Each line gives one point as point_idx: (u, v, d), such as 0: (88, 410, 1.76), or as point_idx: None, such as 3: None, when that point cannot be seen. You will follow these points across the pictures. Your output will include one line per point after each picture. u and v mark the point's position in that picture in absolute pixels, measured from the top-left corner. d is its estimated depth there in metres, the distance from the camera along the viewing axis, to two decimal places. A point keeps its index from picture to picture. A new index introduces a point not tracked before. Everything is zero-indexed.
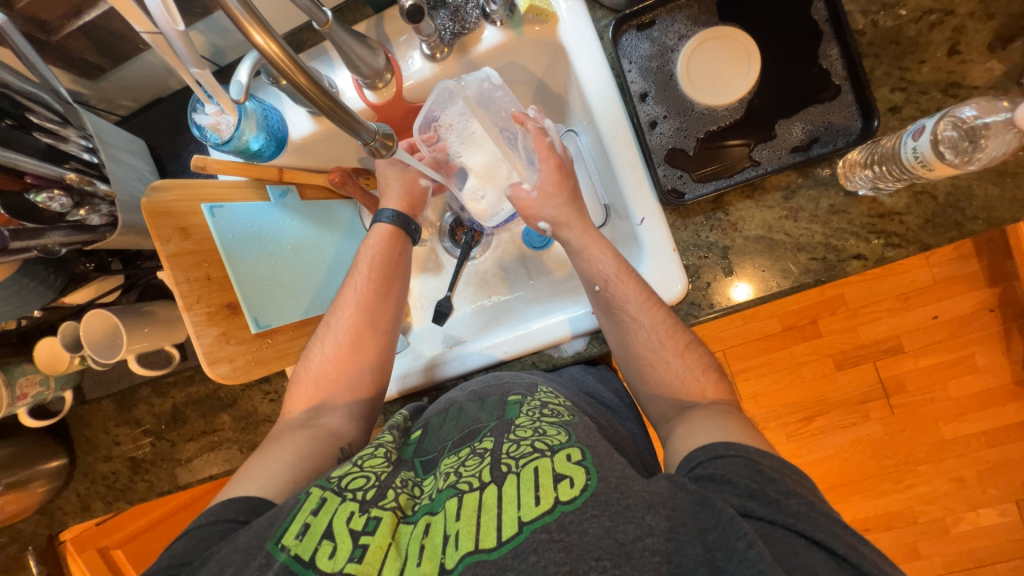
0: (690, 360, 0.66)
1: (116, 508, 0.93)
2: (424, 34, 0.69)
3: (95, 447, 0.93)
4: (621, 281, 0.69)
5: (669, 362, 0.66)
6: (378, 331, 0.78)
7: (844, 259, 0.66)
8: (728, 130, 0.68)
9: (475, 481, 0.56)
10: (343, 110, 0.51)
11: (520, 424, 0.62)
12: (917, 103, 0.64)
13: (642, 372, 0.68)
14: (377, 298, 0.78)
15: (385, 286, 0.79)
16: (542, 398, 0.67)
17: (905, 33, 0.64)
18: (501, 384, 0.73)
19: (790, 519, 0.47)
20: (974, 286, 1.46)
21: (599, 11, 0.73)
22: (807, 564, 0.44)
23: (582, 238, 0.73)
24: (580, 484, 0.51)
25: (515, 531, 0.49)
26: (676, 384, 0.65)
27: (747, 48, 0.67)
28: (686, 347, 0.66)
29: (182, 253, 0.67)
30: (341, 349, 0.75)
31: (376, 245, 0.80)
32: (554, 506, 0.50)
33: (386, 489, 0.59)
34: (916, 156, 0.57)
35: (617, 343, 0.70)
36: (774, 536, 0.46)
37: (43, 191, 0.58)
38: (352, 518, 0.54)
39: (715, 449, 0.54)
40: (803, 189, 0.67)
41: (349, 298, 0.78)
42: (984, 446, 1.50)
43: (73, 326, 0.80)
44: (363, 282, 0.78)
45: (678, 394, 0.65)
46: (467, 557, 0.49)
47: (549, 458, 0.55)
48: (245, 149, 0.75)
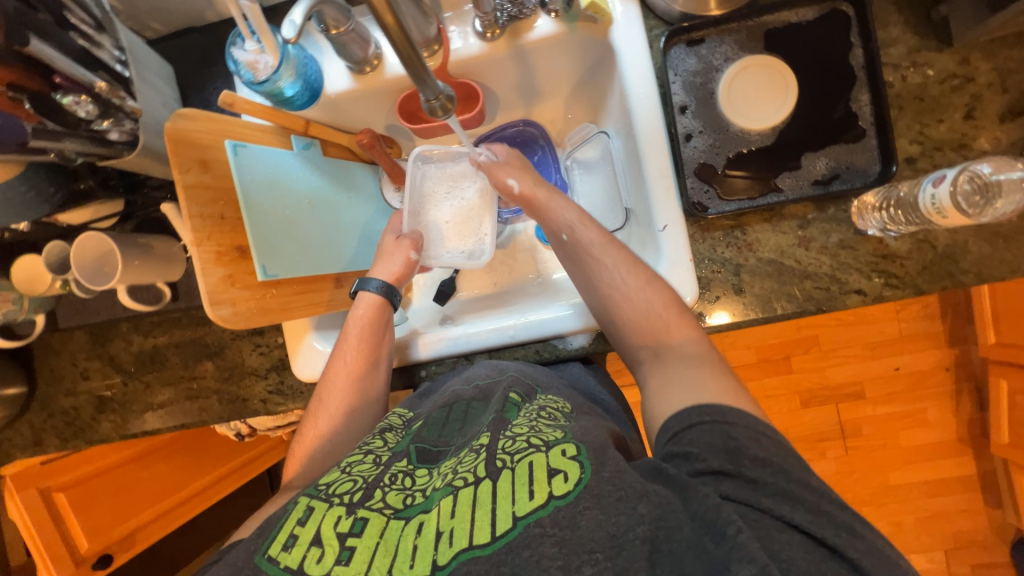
0: (652, 294, 0.67)
1: (72, 446, 0.88)
2: (481, 10, 0.70)
3: (60, 379, 0.87)
4: (583, 226, 0.74)
5: (632, 297, 0.68)
6: (372, 402, 0.75)
7: (845, 292, 0.70)
8: (758, 153, 0.71)
9: (470, 476, 0.56)
10: (417, 59, 0.48)
11: (517, 423, 0.62)
12: (931, 158, 0.69)
13: (610, 311, 0.70)
14: (365, 367, 0.75)
15: (375, 357, 0.76)
16: (542, 403, 0.67)
17: (929, 91, 0.69)
18: (505, 379, 0.73)
19: (768, 498, 0.49)
20: (935, 345, 1.57)
21: (652, 20, 0.75)
22: (783, 546, 0.45)
23: (549, 192, 0.79)
24: (574, 478, 0.52)
25: (510, 526, 0.49)
26: (642, 319, 0.67)
27: (786, 80, 0.69)
28: (648, 282, 0.68)
29: (199, 186, 0.65)
30: (333, 421, 0.73)
31: (363, 315, 0.78)
32: (548, 500, 0.51)
33: (373, 490, 0.58)
34: (933, 203, 0.60)
35: (583, 285, 0.73)
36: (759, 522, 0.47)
37: (69, 94, 0.53)
38: (339, 521, 0.54)
39: (691, 416, 0.55)
40: (816, 221, 0.71)
41: (337, 373, 0.75)
42: (924, 496, 1.60)
43: (60, 247, 0.76)
44: (351, 353, 0.75)
45: (646, 329, 0.67)
46: (460, 554, 0.49)
47: (544, 453, 0.55)
48: (278, 94, 0.75)
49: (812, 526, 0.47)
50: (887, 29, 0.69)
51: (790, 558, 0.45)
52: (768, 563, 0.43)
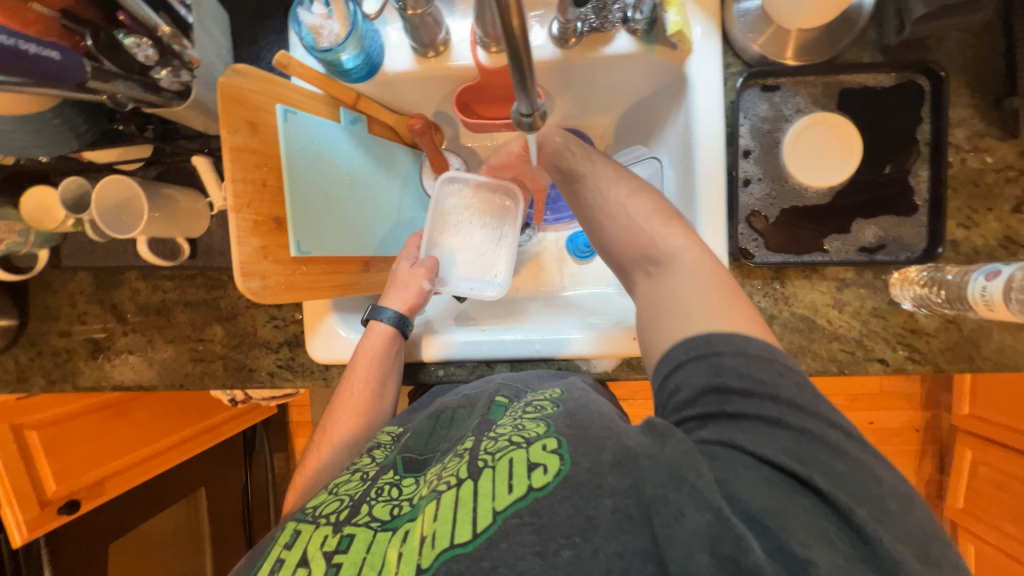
0: (636, 207, 0.64)
1: (58, 390, 0.84)
2: (565, 18, 0.67)
3: (55, 319, 0.83)
4: (597, 172, 0.68)
5: (616, 214, 0.64)
6: (375, 428, 0.75)
7: (869, 358, 0.72)
8: (811, 211, 0.71)
9: (452, 479, 0.55)
10: (528, 70, 0.43)
11: (502, 423, 0.61)
12: (974, 243, 0.70)
13: (600, 233, 0.66)
14: (370, 399, 0.74)
15: (381, 389, 0.74)
16: (531, 401, 0.64)
17: (984, 177, 0.70)
18: (492, 387, 0.72)
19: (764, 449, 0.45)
20: (910, 405, 1.63)
21: (730, 57, 0.74)
22: (750, 489, 0.43)
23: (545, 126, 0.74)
24: (554, 469, 0.50)
25: (490, 522, 0.49)
26: (626, 235, 0.63)
27: (853, 143, 0.69)
28: (632, 196, 0.65)
29: (246, 149, 0.62)
30: (336, 448, 0.73)
31: (372, 346, 0.75)
32: (526, 493, 0.49)
33: (359, 506, 0.58)
34: (982, 294, 0.62)
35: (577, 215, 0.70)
36: (721, 460, 0.45)
37: (131, 35, 0.50)
38: (326, 539, 0.55)
39: (680, 356, 0.51)
40: (853, 285, 0.72)
41: (341, 402, 0.74)
42: None
43: (79, 184, 0.71)
44: (358, 387, 0.73)
45: (637, 245, 0.62)
46: (443, 554, 0.48)
47: (525, 449, 0.53)
48: (338, 63, 0.71)
49: (790, 460, 0.43)
50: (957, 108, 0.70)
51: (751, 498, 0.42)
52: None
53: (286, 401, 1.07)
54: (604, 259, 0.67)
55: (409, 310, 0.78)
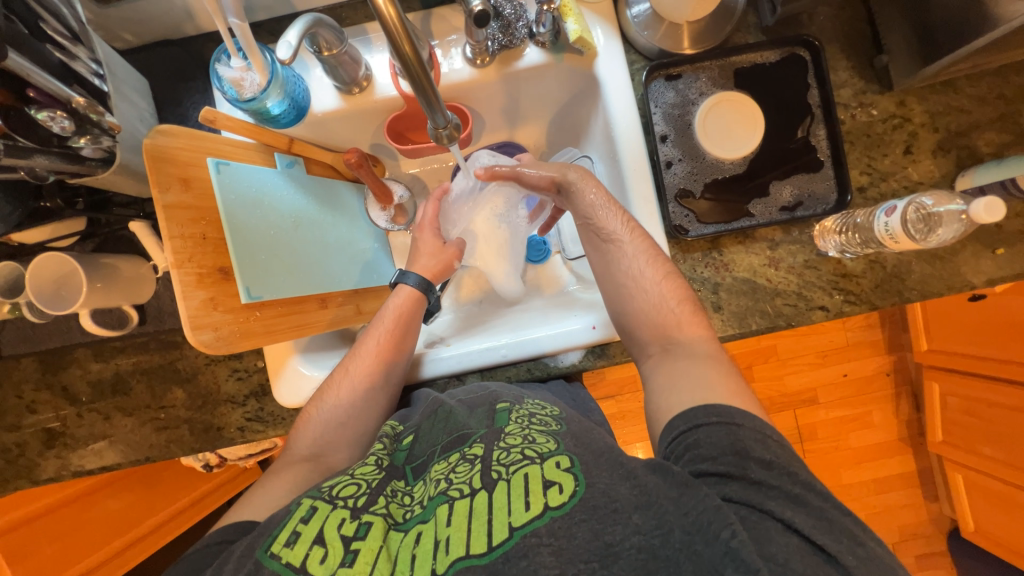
0: (666, 288, 0.69)
1: (13, 488, 0.79)
2: (474, 40, 0.72)
3: (2, 413, 0.79)
4: (629, 235, 0.72)
5: (646, 291, 0.70)
6: (391, 381, 0.76)
7: (811, 308, 0.77)
8: (731, 181, 0.77)
9: (466, 488, 0.58)
10: (430, 89, 0.48)
11: (510, 432, 0.64)
12: (878, 187, 0.77)
13: (624, 301, 0.72)
14: (391, 351, 0.76)
15: (401, 346, 0.76)
16: (531, 408, 0.69)
17: (874, 128, 0.77)
18: (488, 394, 0.73)
19: (767, 502, 0.50)
20: (876, 352, 1.72)
21: (632, 54, 0.81)
22: (781, 550, 0.46)
23: (580, 172, 0.77)
24: (569, 490, 0.54)
25: (506, 536, 0.51)
26: (653, 312, 0.69)
27: (755, 115, 0.74)
28: (666, 276, 0.70)
29: (180, 205, 0.62)
30: (352, 393, 0.73)
31: (400, 305, 0.80)
32: (544, 511, 0.52)
33: (376, 497, 0.60)
34: (886, 230, 0.68)
35: (603, 272, 0.75)
36: (750, 519, 0.49)
37: (43, 109, 0.50)
38: (343, 524, 0.55)
39: (701, 416, 0.56)
40: (783, 244, 0.77)
41: (364, 349, 0.75)
42: (873, 492, 1.74)
43: (11, 268, 0.70)
44: (382, 339, 0.76)
45: (659, 325, 0.69)
46: (458, 562, 0.51)
47: (539, 465, 0.57)
48: (264, 112, 0.73)
49: (815, 533, 0.48)
50: (838, 72, 0.78)
51: (786, 561, 0.46)
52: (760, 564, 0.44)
53: (264, 457, 1.03)
54: (621, 330, 0.74)
55: (433, 275, 0.84)
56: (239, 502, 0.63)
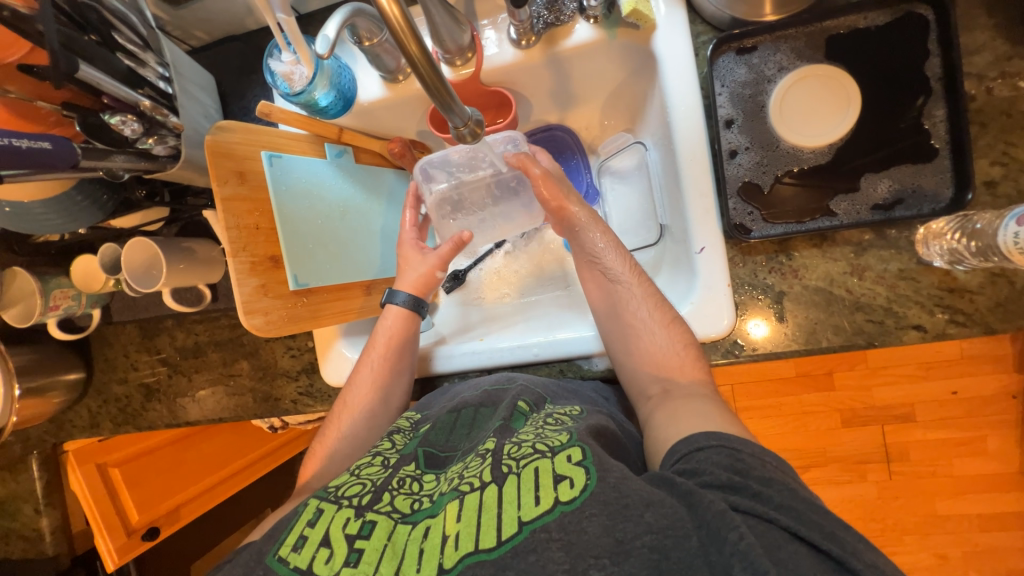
0: (672, 334, 0.65)
1: (123, 430, 0.94)
2: (517, 19, 0.67)
3: (114, 368, 0.94)
4: (636, 280, 0.69)
5: (653, 332, 0.66)
6: (389, 406, 0.76)
7: (902, 327, 0.64)
8: (810, 174, 0.65)
9: (475, 482, 0.55)
10: (443, 88, 0.47)
11: (523, 429, 0.61)
12: (1015, 181, 0.61)
13: (629, 341, 0.68)
14: (386, 374, 0.76)
15: (396, 368, 0.77)
16: (549, 412, 0.65)
17: (1019, 105, 0.61)
18: (514, 388, 0.71)
19: (774, 512, 0.45)
20: (1001, 369, 1.44)
21: (699, 25, 0.70)
22: (792, 558, 0.42)
23: (590, 216, 0.74)
24: (580, 484, 0.50)
25: (516, 530, 0.48)
26: (658, 358, 0.65)
27: (850, 94, 0.63)
28: (672, 322, 0.66)
29: (236, 198, 0.67)
30: (353, 420, 0.74)
31: (392, 327, 0.78)
32: (554, 506, 0.49)
33: (381, 493, 0.58)
34: (1016, 241, 0.54)
35: (608, 315, 0.70)
36: (760, 530, 0.44)
37: (116, 114, 0.55)
38: (349, 523, 0.55)
39: (700, 439, 0.52)
40: (873, 248, 0.65)
41: (361, 373, 0.76)
42: (977, 529, 1.49)
43: (113, 248, 0.81)
44: (375, 358, 0.76)
45: (661, 367, 0.65)
46: (468, 557, 0.48)
47: (550, 459, 0.54)
48: (313, 104, 0.75)
49: None
50: (973, 33, 0.62)
51: None
52: (770, 567, 0.40)
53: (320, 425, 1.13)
54: (622, 380, 0.70)
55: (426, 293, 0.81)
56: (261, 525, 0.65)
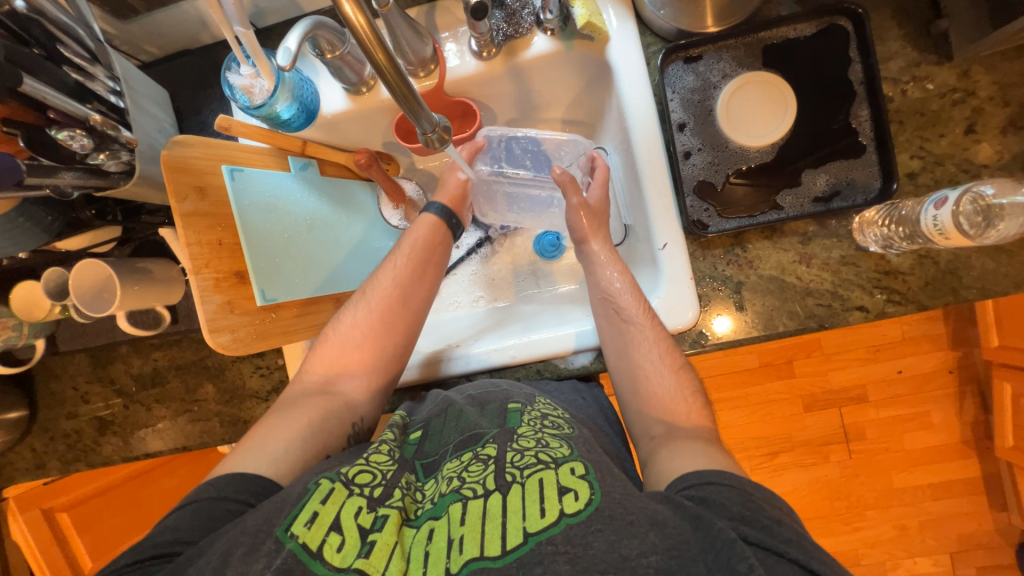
0: (679, 380, 0.67)
1: (74, 469, 0.88)
2: (477, 32, 0.69)
3: (61, 402, 0.87)
4: (647, 321, 0.70)
5: (663, 376, 0.67)
6: (410, 311, 0.75)
7: (847, 308, 0.70)
8: (757, 171, 0.71)
9: (479, 488, 0.56)
10: (410, 95, 0.48)
11: (523, 434, 0.62)
12: (932, 172, 0.68)
13: (637, 382, 0.68)
14: (412, 277, 0.76)
15: (422, 273, 0.77)
16: (542, 409, 0.67)
17: (929, 105, 0.68)
18: (500, 392, 0.72)
19: (781, 545, 0.47)
20: (937, 347, 1.56)
21: (649, 36, 0.75)
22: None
23: (609, 255, 0.78)
24: (585, 497, 0.51)
25: (520, 541, 0.49)
26: (666, 404, 0.65)
27: (787, 99, 0.69)
28: (679, 368, 0.67)
29: (196, 213, 0.65)
30: (372, 316, 0.73)
31: (420, 233, 0.79)
32: (559, 518, 0.50)
33: (392, 489, 0.59)
34: (934, 223, 0.61)
35: (617, 354, 0.71)
36: (770, 562, 0.46)
37: (64, 129, 0.53)
38: (360, 513, 0.54)
39: (710, 476, 0.53)
40: (817, 238, 0.70)
41: (385, 274, 0.76)
42: (929, 498, 1.60)
43: (59, 273, 0.76)
44: (401, 260, 0.77)
45: (666, 410, 0.65)
46: (473, 563, 0.49)
47: (554, 470, 0.55)
48: (275, 117, 0.74)
49: None
50: (886, 43, 0.69)
51: None
52: None
53: None
54: (625, 419, 0.70)
55: (455, 204, 0.83)
56: (258, 428, 0.64)
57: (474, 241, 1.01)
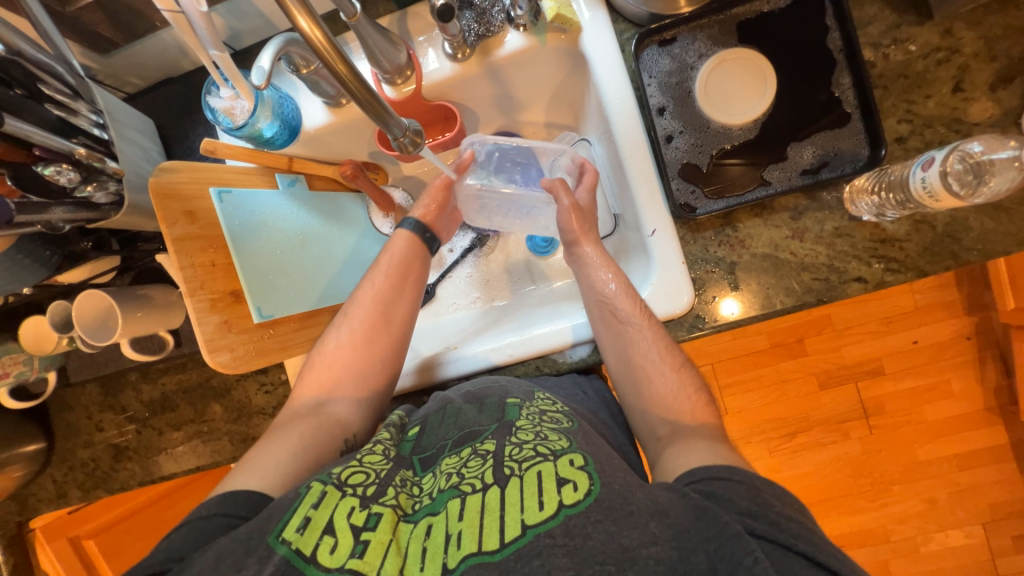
0: (681, 378, 0.66)
1: (94, 497, 0.90)
2: (449, 34, 0.69)
3: (77, 432, 0.89)
4: (645, 320, 0.69)
5: (664, 376, 0.66)
6: (394, 328, 0.76)
7: (845, 280, 0.68)
8: (741, 149, 0.70)
9: (477, 483, 0.56)
10: (377, 102, 0.49)
11: (521, 427, 0.61)
12: (922, 135, 0.67)
13: (640, 383, 0.67)
14: (392, 293, 0.76)
15: (402, 289, 0.77)
16: (541, 405, 0.66)
17: (913, 67, 0.67)
18: (497, 386, 0.71)
19: (790, 538, 0.47)
20: (952, 314, 1.53)
21: (621, 23, 0.74)
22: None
23: (603, 257, 0.75)
24: (584, 488, 0.51)
25: (519, 534, 0.49)
26: (670, 403, 0.65)
27: (764, 72, 0.68)
28: (682, 366, 0.67)
29: (188, 237, 0.66)
30: (356, 336, 0.73)
31: (397, 250, 0.79)
32: (558, 510, 0.50)
33: (386, 487, 0.59)
34: (923, 186, 0.59)
35: (618, 357, 0.69)
36: (775, 555, 0.46)
37: (50, 165, 0.55)
38: (353, 513, 0.54)
39: (720, 471, 0.53)
40: (809, 211, 0.69)
41: (365, 292, 0.76)
42: (956, 469, 1.57)
43: (63, 306, 0.78)
44: (380, 278, 0.77)
45: (669, 409, 0.65)
46: (470, 557, 0.49)
47: (552, 462, 0.55)
48: (258, 136, 0.75)
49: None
50: (864, 7, 0.68)
51: None
52: None
53: None
54: (629, 419, 0.70)
55: (429, 220, 0.83)
56: (251, 452, 0.65)
57: (466, 243, 1.02)
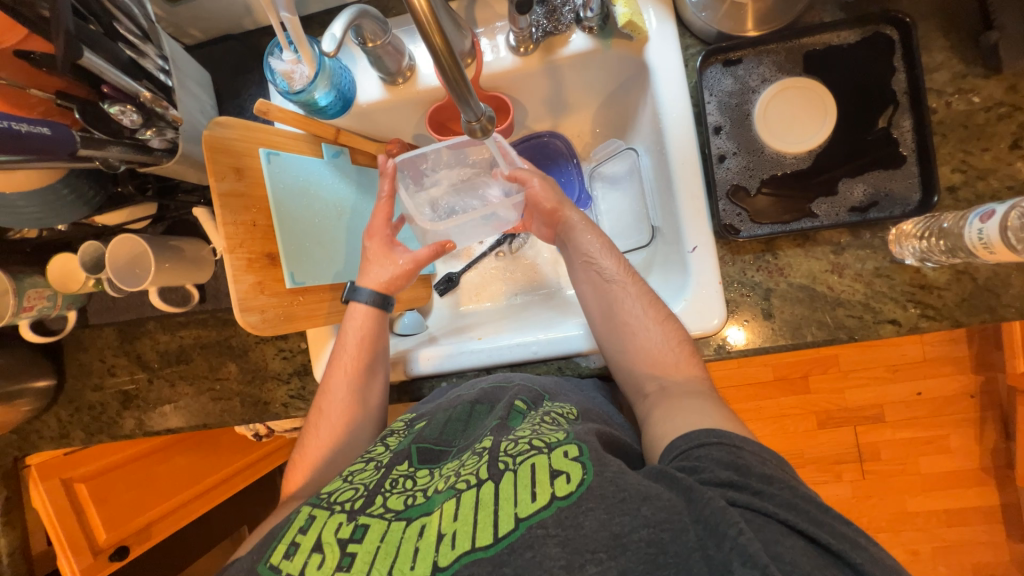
0: (666, 330, 0.67)
1: (97, 441, 0.89)
2: (518, 27, 0.70)
3: (88, 374, 0.89)
4: (630, 278, 0.71)
5: (648, 329, 0.67)
6: (370, 408, 0.75)
7: (879, 321, 0.68)
8: (793, 177, 0.70)
9: (472, 479, 0.54)
10: (463, 83, 0.48)
11: (520, 428, 0.61)
12: (973, 186, 0.67)
13: (624, 338, 0.68)
14: (363, 377, 0.74)
15: (372, 369, 0.75)
16: (548, 409, 0.65)
17: (974, 118, 0.67)
18: (510, 387, 0.71)
19: (779, 509, 0.46)
20: (960, 370, 1.53)
21: (688, 38, 0.75)
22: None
23: (586, 222, 0.76)
24: (577, 479, 0.50)
25: (512, 527, 0.48)
26: (654, 355, 0.66)
27: (826, 106, 0.68)
28: (665, 318, 0.68)
29: (233, 194, 0.66)
30: (335, 429, 0.72)
31: (359, 329, 0.76)
32: (550, 501, 0.49)
33: (374, 497, 0.57)
34: (980, 237, 0.59)
35: (603, 315, 0.71)
36: (757, 523, 0.45)
37: (115, 103, 0.54)
38: (340, 527, 0.54)
39: (700, 436, 0.54)
40: (850, 248, 0.69)
41: (337, 378, 0.74)
42: (944, 524, 1.57)
43: (95, 247, 0.78)
44: (347, 360, 0.74)
45: (657, 362, 0.66)
46: (463, 556, 0.47)
47: (546, 454, 0.54)
48: (312, 103, 0.75)
49: None
50: (932, 53, 0.68)
51: None
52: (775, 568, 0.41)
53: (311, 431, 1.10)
54: (615, 376, 0.71)
55: (386, 286, 0.78)
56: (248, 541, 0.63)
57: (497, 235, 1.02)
